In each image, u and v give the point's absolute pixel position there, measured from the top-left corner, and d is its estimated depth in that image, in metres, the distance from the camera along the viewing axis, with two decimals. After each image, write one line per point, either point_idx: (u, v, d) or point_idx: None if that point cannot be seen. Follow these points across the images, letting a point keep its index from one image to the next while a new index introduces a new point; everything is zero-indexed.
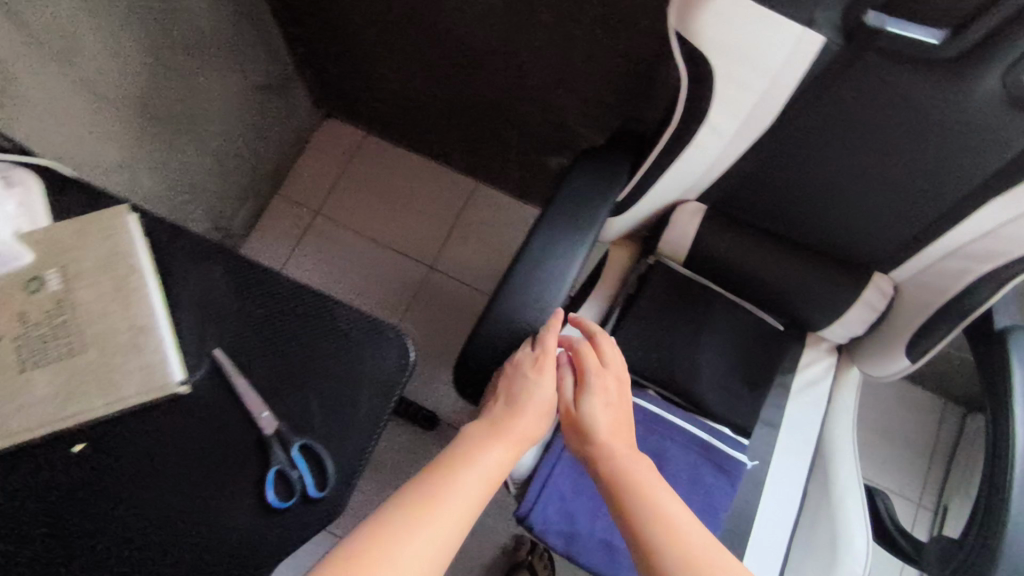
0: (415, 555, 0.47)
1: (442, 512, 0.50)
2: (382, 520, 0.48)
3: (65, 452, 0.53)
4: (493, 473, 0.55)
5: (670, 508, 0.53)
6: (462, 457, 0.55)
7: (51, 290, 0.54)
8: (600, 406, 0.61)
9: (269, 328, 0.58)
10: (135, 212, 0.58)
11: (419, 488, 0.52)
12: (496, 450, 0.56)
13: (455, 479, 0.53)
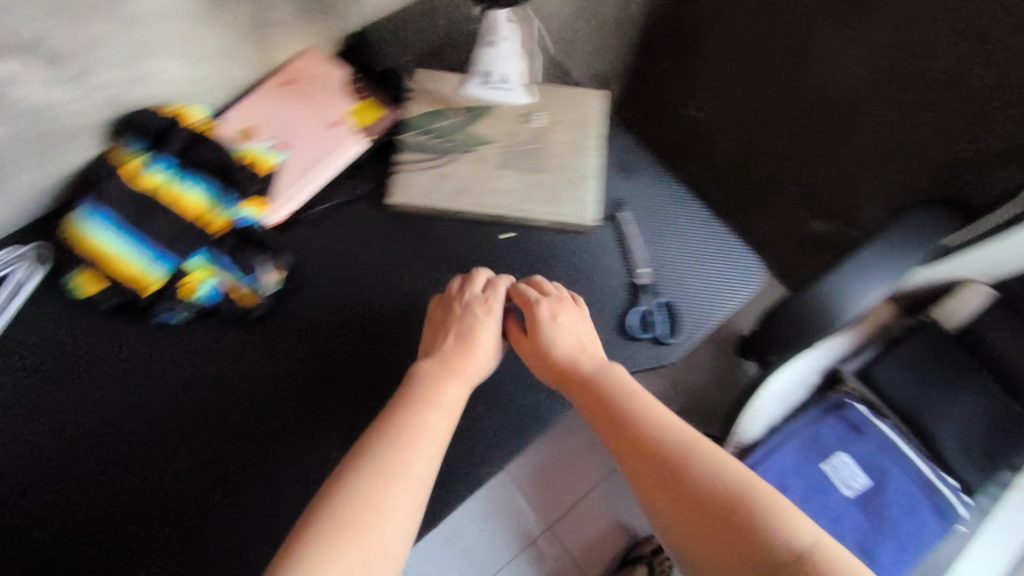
0: (414, 466, 0.50)
1: (417, 444, 0.52)
2: (369, 449, 0.51)
3: (499, 234, 0.72)
4: (437, 387, 0.57)
5: (652, 418, 0.55)
6: (420, 395, 0.56)
7: (535, 125, 0.73)
8: (561, 331, 0.62)
9: (658, 217, 0.75)
10: (603, 97, 0.75)
11: (387, 418, 0.54)
12: (448, 387, 0.58)
13: (405, 410, 0.54)
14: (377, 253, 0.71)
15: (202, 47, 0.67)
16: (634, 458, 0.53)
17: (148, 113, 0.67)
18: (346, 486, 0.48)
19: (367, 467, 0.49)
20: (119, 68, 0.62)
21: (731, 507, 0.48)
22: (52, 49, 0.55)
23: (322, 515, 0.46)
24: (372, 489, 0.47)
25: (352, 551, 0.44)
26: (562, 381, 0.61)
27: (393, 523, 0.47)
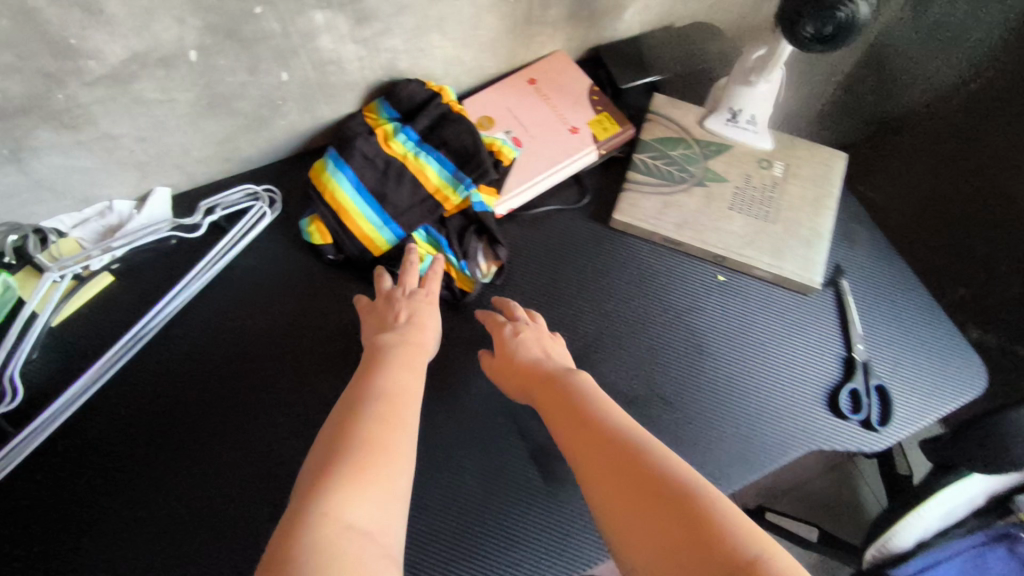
0: (399, 425, 0.47)
1: (400, 404, 0.49)
2: (361, 401, 0.48)
3: (716, 276, 0.70)
4: (406, 354, 0.55)
5: (605, 407, 0.50)
6: (392, 362, 0.53)
7: (774, 173, 0.71)
8: (525, 340, 0.59)
9: (880, 292, 0.70)
10: (844, 159, 0.73)
11: (370, 377, 0.51)
12: (415, 338, 0.57)
13: (384, 373, 0.51)
14: (588, 265, 0.70)
15: (477, 33, 0.68)
16: (603, 472, 0.44)
17: (409, 83, 0.68)
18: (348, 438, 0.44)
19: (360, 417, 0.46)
20: (407, 37, 0.64)
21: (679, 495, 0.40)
22: (366, 9, 0.59)
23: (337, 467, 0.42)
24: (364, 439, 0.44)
25: (365, 503, 0.40)
26: (527, 379, 0.56)
27: (390, 478, 0.43)
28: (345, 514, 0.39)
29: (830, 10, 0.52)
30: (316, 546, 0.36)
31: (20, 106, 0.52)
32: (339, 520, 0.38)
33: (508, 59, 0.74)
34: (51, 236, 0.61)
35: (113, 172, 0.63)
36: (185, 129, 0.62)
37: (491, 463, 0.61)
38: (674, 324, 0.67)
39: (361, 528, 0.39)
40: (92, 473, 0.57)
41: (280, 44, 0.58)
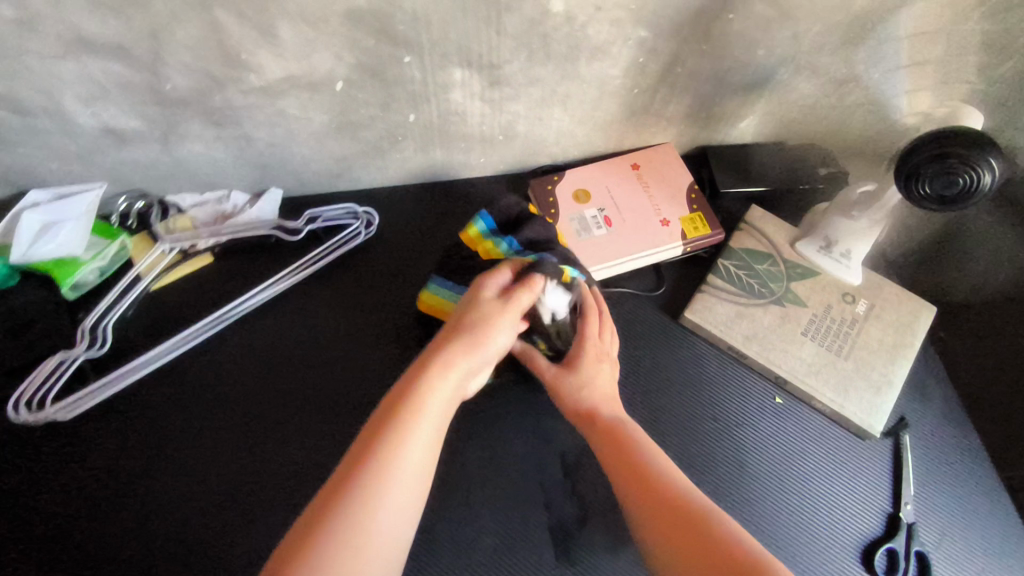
0: (389, 523, 0.40)
1: (398, 493, 0.41)
2: (367, 464, 0.41)
3: (773, 397, 0.69)
4: (420, 414, 0.44)
5: (663, 470, 0.51)
6: (425, 410, 0.44)
7: (856, 310, 0.70)
8: (601, 374, 0.59)
9: (946, 455, 0.67)
10: (932, 313, 0.71)
11: (373, 444, 0.42)
12: (440, 384, 0.46)
13: (387, 445, 0.42)
14: (648, 353, 0.70)
15: (595, 113, 0.71)
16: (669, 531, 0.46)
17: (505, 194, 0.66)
18: (325, 549, 0.37)
19: (340, 524, 0.38)
20: (530, 105, 0.68)
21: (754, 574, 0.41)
22: (500, 74, 0.63)
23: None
24: (339, 548, 0.38)
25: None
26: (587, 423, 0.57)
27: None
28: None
29: (953, 174, 0.53)
30: None
31: (182, 98, 0.58)
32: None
33: (617, 141, 0.77)
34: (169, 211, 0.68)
35: (239, 168, 0.69)
36: (310, 144, 0.67)
37: (509, 525, 0.61)
38: (721, 435, 0.66)
39: None
40: (142, 435, 0.61)
41: (416, 90, 0.63)
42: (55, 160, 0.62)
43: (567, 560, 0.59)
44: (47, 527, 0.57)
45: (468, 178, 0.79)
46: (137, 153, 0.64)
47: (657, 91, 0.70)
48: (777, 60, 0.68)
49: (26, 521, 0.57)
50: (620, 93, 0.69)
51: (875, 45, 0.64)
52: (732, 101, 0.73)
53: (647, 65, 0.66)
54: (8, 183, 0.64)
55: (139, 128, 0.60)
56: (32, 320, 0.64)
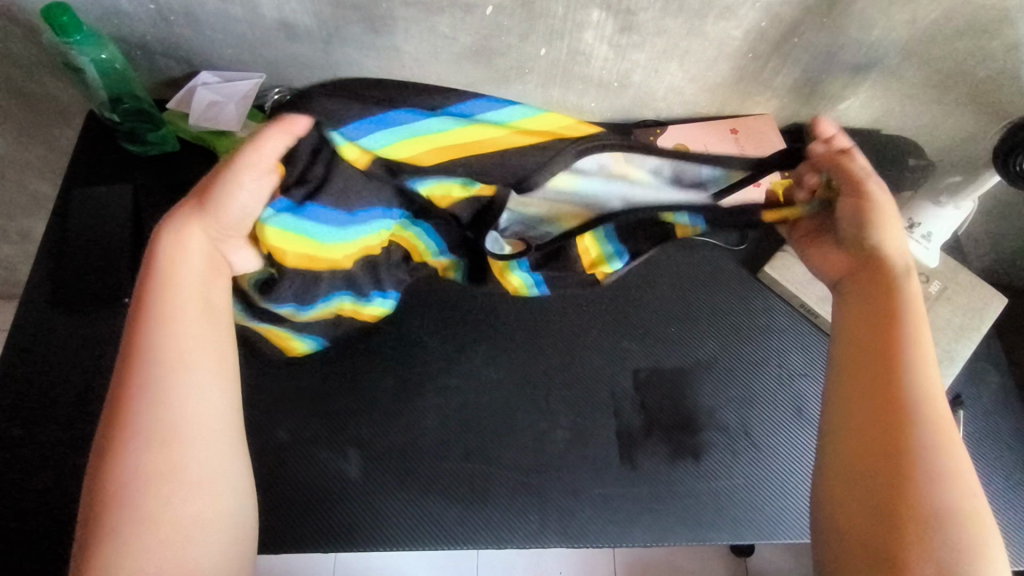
0: (184, 394, 0.48)
1: (172, 366, 0.48)
2: (135, 351, 0.48)
3: None
4: (168, 302, 0.50)
5: (909, 351, 0.50)
6: (166, 294, 0.50)
7: (928, 289, 0.74)
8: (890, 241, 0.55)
9: (994, 437, 0.71)
10: (1003, 303, 0.74)
11: (138, 345, 0.48)
12: (177, 273, 0.51)
13: (142, 345, 0.48)
14: (722, 300, 0.76)
15: (709, 72, 0.76)
16: (873, 410, 0.48)
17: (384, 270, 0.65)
18: (128, 439, 0.45)
19: (137, 406, 0.46)
20: (651, 55, 0.73)
21: (918, 488, 0.45)
22: (634, 20, 0.69)
23: (122, 441, 0.45)
24: (151, 426, 0.46)
25: (185, 488, 0.45)
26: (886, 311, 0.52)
27: (187, 455, 0.46)
28: (163, 497, 0.45)
29: None
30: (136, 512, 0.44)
31: (355, 3, 0.66)
32: (176, 515, 0.44)
33: (720, 105, 0.82)
34: None
35: (381, 78, 0.76)
36: (448, 65, 0.74)
37: (583, 423, 0.67)
38: (783, 380, 0.71)
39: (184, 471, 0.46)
40: None
41: (555, 26, 0.69)
42: (231, 46, 0.71)
43: (629, 461, 0.66)
44: None
45: (575, 120, 0.85)
46: (300, 50, 0.72)
47: (769, 59, 0.74)
48: (890, 44, 0.72)
49: None
50: (735, 56, 0.74)
51: (990, 38, 0.68)
52: (837, 80, 0.77)
53: (768, 31, 0.71)
54: (186, 62, 0.73)
55: (309, 26, 0.68)
56: (188, 181, 0.73)
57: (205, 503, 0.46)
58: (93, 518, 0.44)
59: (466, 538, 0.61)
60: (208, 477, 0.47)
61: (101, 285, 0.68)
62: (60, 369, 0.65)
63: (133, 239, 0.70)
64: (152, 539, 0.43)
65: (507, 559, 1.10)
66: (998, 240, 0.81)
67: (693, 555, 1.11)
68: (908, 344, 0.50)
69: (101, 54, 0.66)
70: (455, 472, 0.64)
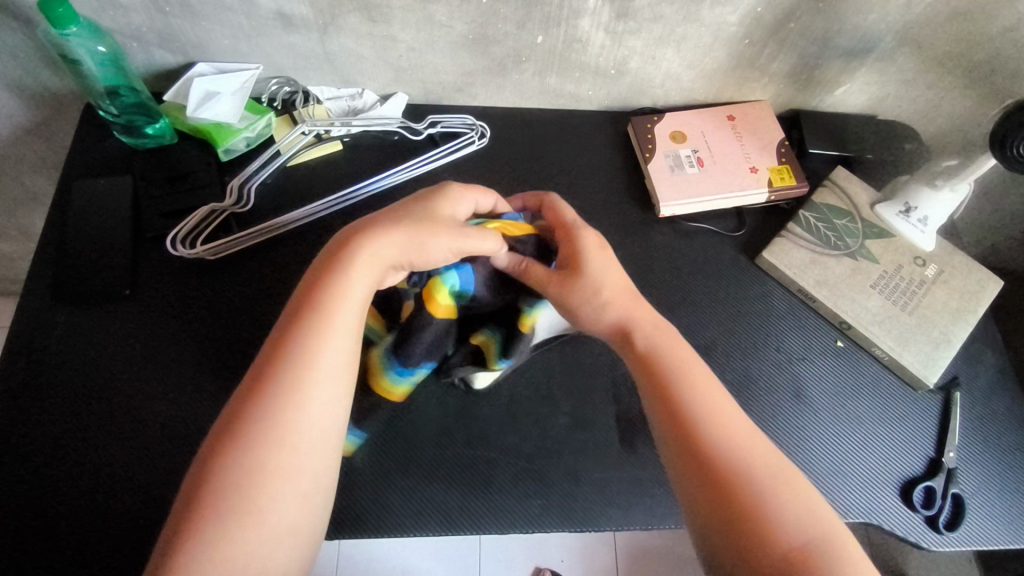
0: (312, 412, 0.47)
1: (316, 379, 0.47)
2: (284, 351, 0.47)
3: (835, 340, 0.74)
4: (325, 311, 0.49)
5: (710, 400, 0.53)
6: (331, 298, 0.50)
7: (925, 272, 0.74)
8: (602, 265, 0.59)
9: (991, 417, 0.72)
10: (998, 284, 0.74)
11: (285, 346, 0.48)
12: (346, 281, 0.50)
13: (295, 348, 0.48)
14: (721, 286, 0.76)
15: (706, 59, 0.77)
16: (712, 467, 0.49)
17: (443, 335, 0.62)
18: (255, 440, 0.45)
19: (268, 405, 0.46)
20: (648, 41, 0.73)
21: (778, 543, 0.45)
22: (630, 6, 0.69)
23: (245, 441, 0.45)
24: (278, 434, 0.45)
25: (286, 502, 0.45)
26: (663, 392, 0.53)
27: (296, 469, 0.46)
28: (269, 505, 0.44)
29: None
30: (239, 515, 0.43)
31: None
32: (271, 521, 0.44)
33: (717, 92, 0.83)
34: (308, 131, 0.76)
35: (378, 68, 0.77)
36: (445, 54, 0.75)
37: (585, 408, 0.68)
38: (782, 365, 0.72)
39: (292, 486, 0.45)
40: (266, 287, 0.71)
41: (551, 13, 0.69)
42: (228, 37, 0.71)
43: (630, 445, 0.66)
44: (161, 347, 0.66)
45: (573, 109, 0.85)
46: (297, 40, 0.72)
47: (766, 45, 0.75)
48: (886, 28, 0.72)
49: (149, 341, 0.67)
50: (731, 42, 0.74)
51: (985, 21, 0.68)
52: (834, 65, 0.77)
53: (765, 16, 0.71)
54: (183, 54, 0.73)
55: (305, 15, 0.68)
56: (187, 173, 0.73)
57: (297, 516, 0.45)
58: (194, 502, 0.43)
59: (470, 524, 0.62)
60: (310, 499, 0.46)
61: (102, 276, 0.68)
62: (63, 361, 0.65)
63: (133, 231, 0.70)
64: (241, 541, 0.42)
65: (509, 547, 1.11)
66: (993, 223, 0.81)
67: (693, 541, 1.12)
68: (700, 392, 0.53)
69: (97, 46, 0.66)
70: (457, 459, 0.64)
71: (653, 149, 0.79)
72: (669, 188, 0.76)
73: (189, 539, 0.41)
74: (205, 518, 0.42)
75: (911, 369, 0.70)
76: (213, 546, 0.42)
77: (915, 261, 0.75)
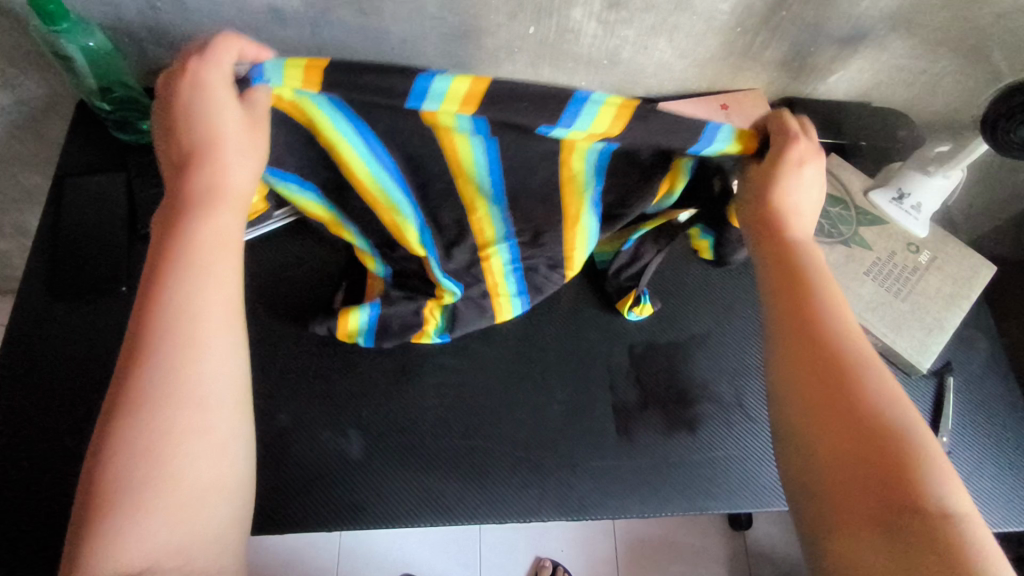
0: (212, 364, 0.40)
1: (199, 326, 0.40)
2: (152, 303, 0.40)
3: None
4: (206, 252, 0.42)
5: (824, 297, 0.45)
6: (191, 234, 0.42)
7: (918, 259, 0.75)
8: (804, 178, 0.48)
9: (983, 402, 0.72)
10: (990, 271, 0.75)
11: (153, 296, 0.40)
12: (217, 217, 0.43)
13: (162, 297, 0.40)
14: (714, 275, 0.76)
15: (698, 48, 0.76)
16: (830, 375, 0.41)
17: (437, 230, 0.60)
18: (139, 402, 0.37)
19: (156, 360, 0.38)
20: (640, 31, 0.73)
21: (912, 449, 0.38)
22: None
23: (126, 407, 0.37)
24: (167, 392, 0.38)
25: (196, 461, 0.38)
26: (784, 274, 0.47)
27: (204, 424, 0.39)
28: (177, 468, 0.37)
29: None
30: (141, 487, 0.36)
31: None
32: (187, 479, 0.37)
33: (710, 81, 0.83)
34: None
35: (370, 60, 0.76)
36: (437, 46, 0.74)
37: (579, 398, 0.68)
38: None
39: (203, 440, 0.38)
40: (263, 281, 0.71)
41: (543, 4, 0.69)
42: (219, 32, 0.71)
43: (625, 435, 0.67)
44: None
45: None
46: (288, 34, 0.72)
47: (758, 33, 0.74)
48: (878, 15, 0.72)
49: None
50: (723, 32, 0.74)
51: (978, 7, 0.68)
52: (826, 53, 0.77)
53: (756, 6, 0.71)
54: (175, 50, 0.73)
55: (295, 9, 0.68)
56: None
57: (216, 471, 0.39)
58: (86, 489, 0.36)
59: (468, 514, 0.62)
60: (226, 452, 0.39)
61: (98, 274, 0.68)
62: (64, 358, 0.66)
63: (128, 226, 0.70)
64: (158, 511, 0.36)
65: (510, 537, 1.12)
66: (987, 207, 0.82)
67: (692, 528, 1.13)
68: (824, 294, 0.45)
69: (88, 42, 0.65)
70: (454, 450, 0.65)
71: None
72: None
73: (96, 528, 0.35)
74: (105, 501, 0.35)
75: (903, 357, 0.71)
76: (122, 533, 0.35)
77: (908, 249, 0.75)
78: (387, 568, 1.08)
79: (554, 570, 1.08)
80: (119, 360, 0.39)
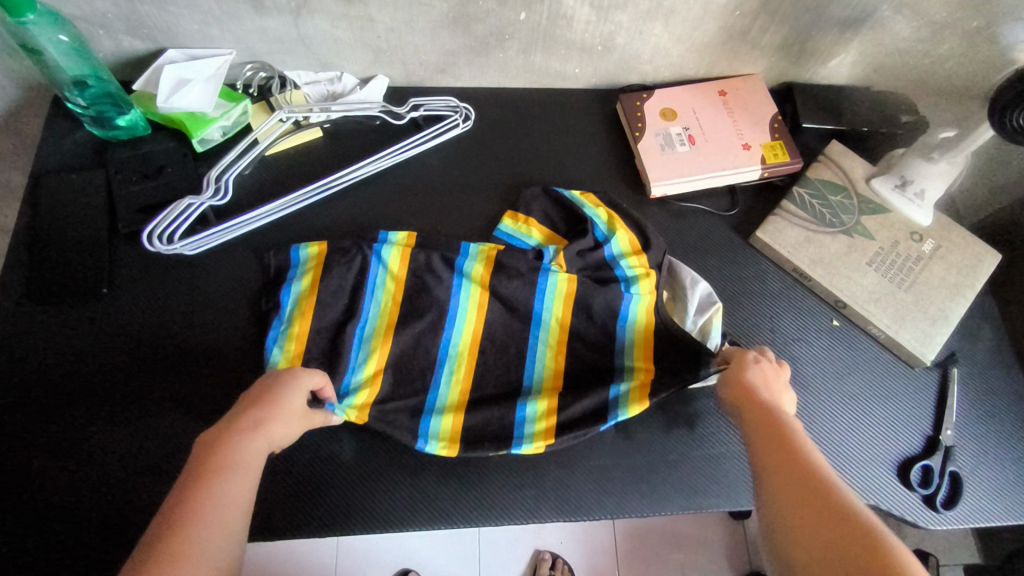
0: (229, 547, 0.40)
1: (228, 521, 0.40)
2: (197, 494, 0.40)
3: (830, 320, 0.73)
4: (249, 468, 0.44)
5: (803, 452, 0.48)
6: (240, 451, 0.44)
7: (922, 248, 0.73)
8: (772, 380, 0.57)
9: (988, 394, 0.71)
10: (995, 258, 0.73)
11: (197, 488, 0.41)
12: (260, 441, 0.46)
13: (206, 490, 0.41)
14: (713, 267, 0.75)
15: (695, 33, 0.74)
16: (812, 504, 0.42)
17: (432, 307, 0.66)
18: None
19: (193, 538, 0.38)
20: (634, 16, 0.71)
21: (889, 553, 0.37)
22: None
23: None
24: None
25: None
26: (770, 427, 0.50)
27: None
28: None
29: None
30: None
31: None
32: None
33: (707, 67, 0.80)
34: (284, 120, 0.72)
35: (356, 50, 0.74)
36: (425, 34, 0.72)
37: None
38: (777, 346, 0.71)
39: None
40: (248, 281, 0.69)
41: None
42: (198, 22, 0.68)
43: (624, 433, 0.65)
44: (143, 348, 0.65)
45: (559, 87, 0.83)
46: (270, 23, 0.69)
47: (757, 16, 0.72)
48: None
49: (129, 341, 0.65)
50: (721, 15, 0.71)
51: None
52: (827, 36, 0.75)
53: None
54: (152, 40, 0.70)
55: None
56: (162, 166, 0.71)
57: None
58: None
59: (462, 518, 0.61)
60: None
61: (78, 278, 0.66)
62: (42, 365, 0.63)
63: (109, 227, 0.68)
64: None
65: (509, 531, 1.11)
66: (992, 193, 0.80)
67: (693, 519, 1.13)
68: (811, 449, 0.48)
69: (59, 35, 0.63)
70: (449, 452, 0.63)
71: (643, 127, 0.77)
72: (657, 168, 0.74)
73: None
74: None
75: (907, 349, 0.69)
76: None
77: (912, 238, 0.73)
78: (384, 564, 1.07)
79: (552, 563, 1.08)
80: (150, 538, 0.38)
